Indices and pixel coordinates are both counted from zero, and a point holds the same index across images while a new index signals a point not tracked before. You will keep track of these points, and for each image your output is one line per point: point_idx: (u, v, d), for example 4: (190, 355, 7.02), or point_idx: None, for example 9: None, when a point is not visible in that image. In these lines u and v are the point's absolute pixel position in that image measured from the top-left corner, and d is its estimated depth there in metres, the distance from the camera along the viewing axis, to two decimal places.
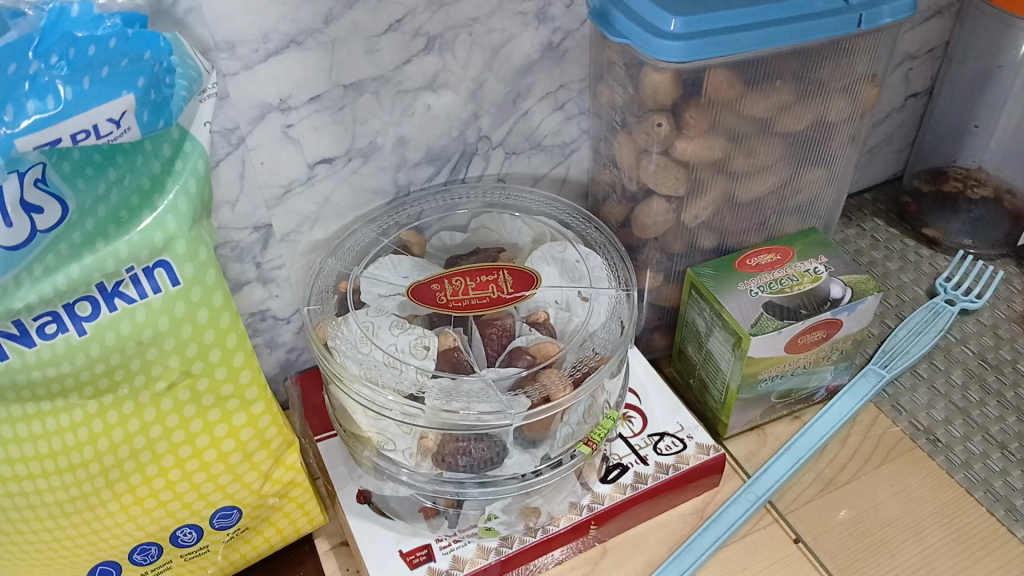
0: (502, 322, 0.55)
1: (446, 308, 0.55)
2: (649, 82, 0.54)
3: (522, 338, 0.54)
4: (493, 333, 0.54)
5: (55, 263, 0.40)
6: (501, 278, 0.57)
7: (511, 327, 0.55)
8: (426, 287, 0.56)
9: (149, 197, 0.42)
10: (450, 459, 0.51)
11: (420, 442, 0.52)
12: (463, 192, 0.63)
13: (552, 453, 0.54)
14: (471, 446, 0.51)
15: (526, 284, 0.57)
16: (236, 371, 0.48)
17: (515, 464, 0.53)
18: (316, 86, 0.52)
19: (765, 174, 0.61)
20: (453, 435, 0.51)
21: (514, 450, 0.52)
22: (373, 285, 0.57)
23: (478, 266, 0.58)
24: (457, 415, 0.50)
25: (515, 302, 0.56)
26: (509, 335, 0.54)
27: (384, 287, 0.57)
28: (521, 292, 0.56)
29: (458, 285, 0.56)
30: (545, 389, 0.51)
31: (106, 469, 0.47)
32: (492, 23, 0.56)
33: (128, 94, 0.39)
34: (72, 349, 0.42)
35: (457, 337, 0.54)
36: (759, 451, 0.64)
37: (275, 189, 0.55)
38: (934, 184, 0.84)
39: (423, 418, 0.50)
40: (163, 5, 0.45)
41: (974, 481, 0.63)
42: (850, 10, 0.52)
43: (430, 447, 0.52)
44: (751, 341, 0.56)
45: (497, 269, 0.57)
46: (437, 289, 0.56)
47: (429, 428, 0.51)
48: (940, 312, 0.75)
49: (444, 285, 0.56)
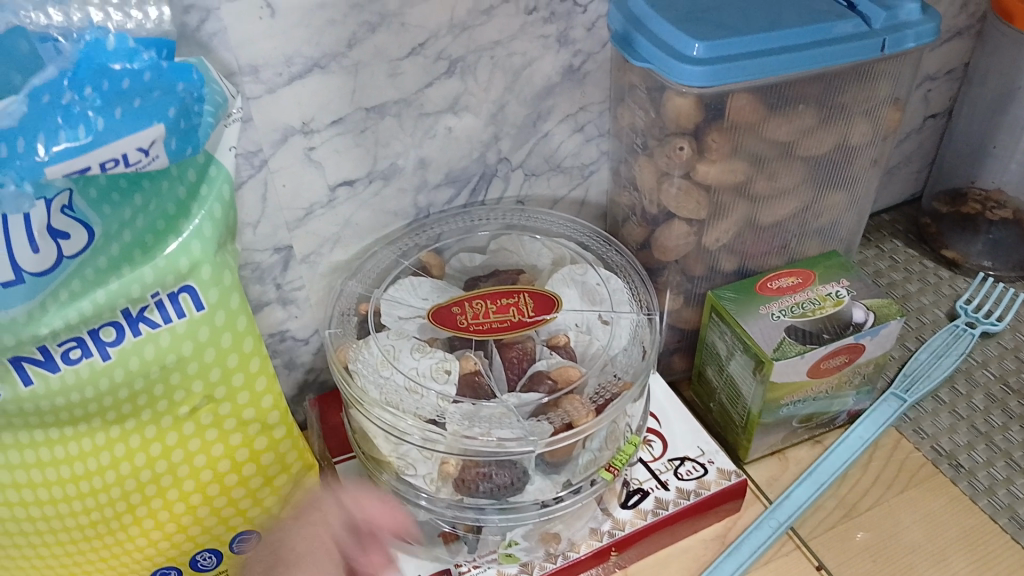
0: (523, 346, 0.55)
1: (467, 331, 0.55)
2: (672, 106, 0.54)
3: (543, 362, 0.54)
4: (514, 356, 0.54)
5: (80, 289, 0.40)
6: (522, 301, 0.56)
7: (531, 351, 0.55)
8: (446, 309, 0.56)
9: (175, 223, 0.42)
10: (471, 484, 0.51)
11: (442, 468, 0.51)
12: (482, 213, 0.62)
13: (574, 479, 0.53)
14: (494, 471, 0.50)
15: (546, 307, 0.56)
16: (258, 396, 0.48)
17: (536, 490, 0.52)
18: (339, 109, 0.52)
19: (787, 197, 0.60)
20: (475, 461, 0.50)
21: (537, 475, 0.52)
22: (394, 308, 0.56)
23: (497, 288, 0.57)
24: (478, 439, 0.49)
25: (536, 325, 0.56)
26: (530, 359, 0.54)
27: (405, 310, 0.56)
28: (542, 316, 0.56)
29: (478, 308, 0.56)
30: (567, 414, 0.50)
31: (126, 493, 0.47)
32: (514, 46, 0.56)
33: (159, 124, 0.38)
34: (96, 373, 0.42)
35: (477, 360, 0.54)
36: (780, 476, 0.64)
37: (296, 211, 0.55)
38: (953, 205, 0.84)
39: (444, 444, 0.50)
40: (189, 28, 0.45)
41: (998, 507, 0.62)
42: (873, 34, 0.52)
43: (451, 472, 0.51)
44: (774, 366, 0.56)
45: (517, 292, 0.57)
46: (458, 312, 0.56)
47: (449, 454, 0.50)
48: (961, 335, 0.74)
49: (465, 308, 0.56)
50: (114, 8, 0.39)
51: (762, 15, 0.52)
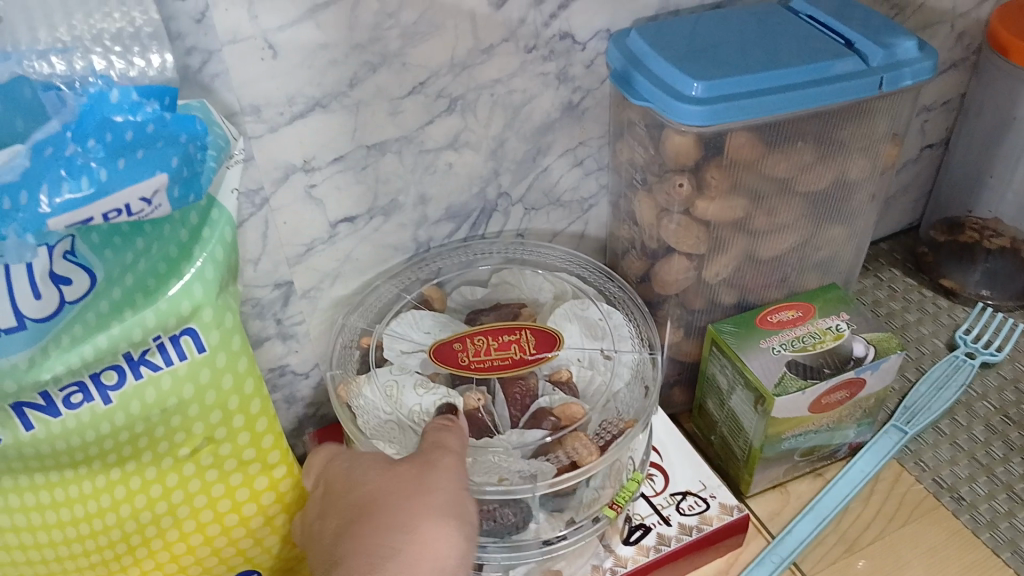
0: (525, 382, 0.55)
1: (468, 369, 0.55)
2: (671, 144, 0.55)
3: (545, 399, 0.54)
4: (516, 392, 0.54)
5: (82, 333, 0.40)
6: (524, 338, 0.56)
7: (534, 387, 0.55)
8: (448, 347, 0.56)
9: (177, 265, 0.42)
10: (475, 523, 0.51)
11: None
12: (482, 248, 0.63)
13: (577, 517, 0.53)
14: (499, 511, 0.50)
15: (548, 344, 0.56)
16: (258, 436, 0.48)
17: (537, 529, 0.52)
18: (340, 147, 0.53)
19: (786, 232, 0.61)
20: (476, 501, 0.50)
21: (539, 513, 0.52)
22: (396, 342, 0.57)
23: (500, 324, 0.57)
24: (479, 476, 0.49)
25: (537, 363, 0.56)
26: (532, 395, 0.54)
27: (407, 344, 0.57)
28: (543, 353, 0.56)
29: (481, 344, 0.56)
30: (571, 452, 0.51)
31: (126, 535, 0.47)
32: (514, 83, 0.56)
33: (162, 172, 0.38)
34: (97, 418, 0.42)
35: (480, 397, 0.54)
36: (782, 510, 0.64)
37: (297, 247, 0.56)
38: (950, 234, 0.84)
39: None
40: (191, 70, 0.45)
41: (1000, 541, 0.62)
42: (871, 72, 0.53)
43: None
44: (775, 402, 0.55)
45: (519, 328, 0.57)
46: (459, 348, 0.56)
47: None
48: (960, 365, 0.74)
49: (466, 345, 0.56)
50: (117, 55, 0.40)
51: (760, 54, 0.53)
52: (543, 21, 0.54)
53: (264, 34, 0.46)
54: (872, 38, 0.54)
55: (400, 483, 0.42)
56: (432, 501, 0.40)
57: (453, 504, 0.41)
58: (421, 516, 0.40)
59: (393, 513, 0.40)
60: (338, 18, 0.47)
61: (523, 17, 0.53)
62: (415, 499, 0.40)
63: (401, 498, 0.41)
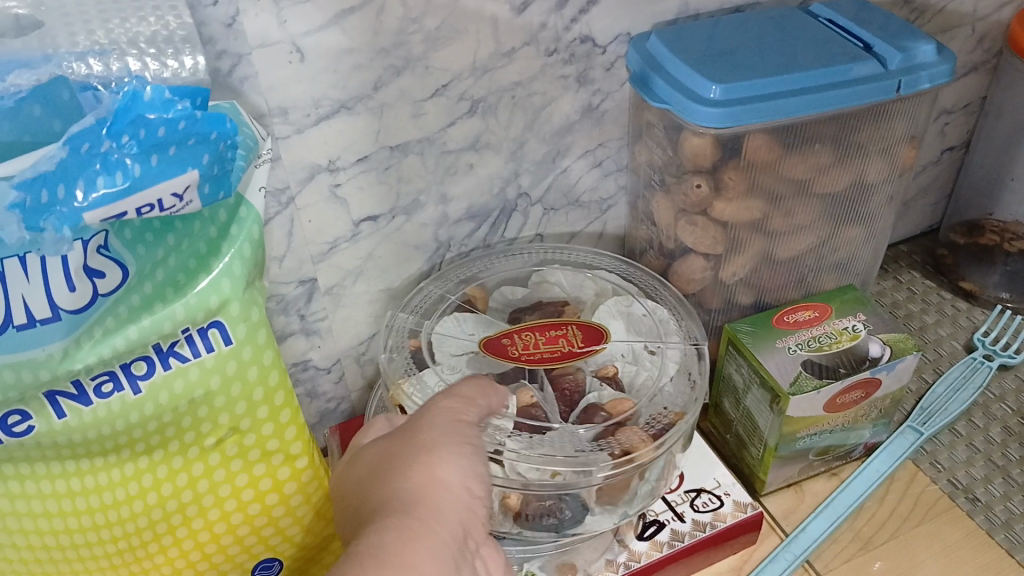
0: (573, 377, 0.56)
1: (518, 361, 0.56)
2: (689, 145, 0.55)
3: (593, 394, 0.55)
4: (566, 386, 0.55)
5: (114, 325, 0.42)
6: (571, 332, 0.58)
7: (582, 382, 0.56)
8: (497, 342, 0.57)
9: (205, 261, 0.43)
10: (533, 516, 0.52)
11: (503, 502, 0.52)
12: (518, 249, 0.64)
13: (631, 509, 0.54)
14: (555, 505, 0.52)
15: (595, 338, 0.58)
16: (282, 428, 0.49)
17: (593, 521, 0.54)
18: (364, 148, 0.54)
19: (803, 233, 0.61)
20: (534, 494, 0.51)
21: (596, 506, 0.53)
22: (443, 343, 0.58)
23: (544, 321, 0.59)
24: (531, 471, 0.50)
25: (586, 356, 0.57)
26: (581, 391, 0.55)
27: (454, 345, 0.58)
28: (592, 346, 0.57)
29: (528, 340, 0.57)
30: (625, 446, 0.51)
31: (152, 522, 0.48)
32: (534, 86, 0.57)
33: (193, 170, 0.40)
34: (127, 407, 0.43)
35: (532, 392, 0.54)
36: (796, 509, 0.64)
37: (321, 245, 0.57)
38: (970, 236, 0.84)
39: (502, 477, 0.50)
40: (221, 73, 0.47)
41: (1015, 542, 0.62)
42: (889, 75, 0.53)
43: (513, 505, 0.52)
44: (790, 400, 0.56)
45: (565, 324, 0.59)
46: (508, 343, 0.57)
47: (508, 488, 0.51)
48: (978, 367, 0.75)
49: (515, 340, 0.57)
50: (151, 57, 0.41)
51: (778, 57, 0.54)
52: (564, 25, 0.55)
53: (292, 39, 0.47)
54: (889, 41, 0.55)
55: (397, 440, 0.43)
56: (425, 444, 0.41)
57: (445, 440, 0.42)
58: (417, 456, 0.41)
59: (392, 466, 0.41)
60: (363, 23, 0.49)
61: (545, 21, 0.54)
62: (410, 448, 0.41)
63: (398, 452, 0.42)
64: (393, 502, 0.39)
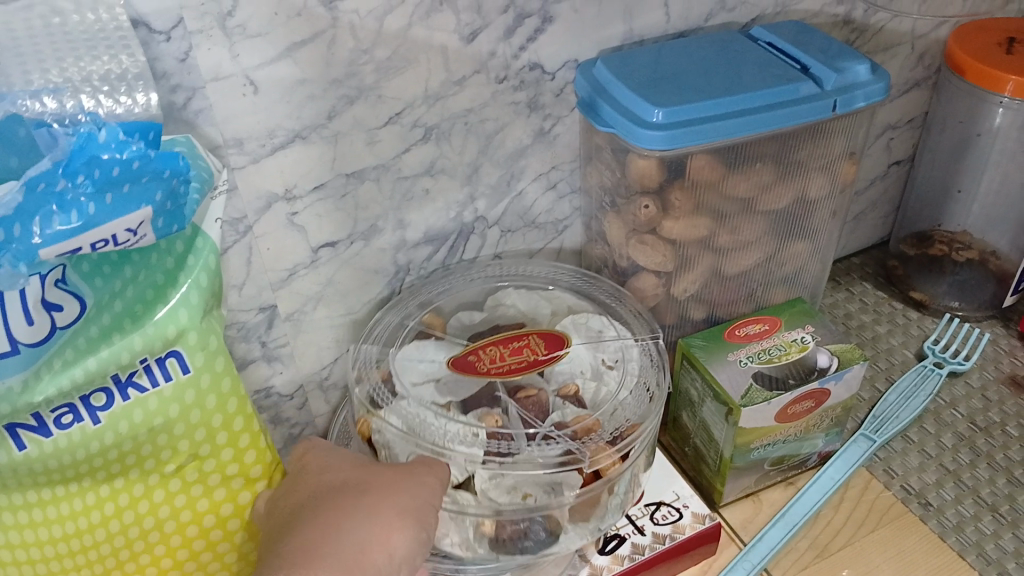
0: (538, 398, 0.56)
1: (489, 374, 0.57)
2: (635, 167, 0.57)
3: (558, 414, 0.55)
4: (531, 406, 0.55)
5: (72, 356, 0.43)
6: (533, 342, 0.59)
7: (546, 403, 0.56)
8: (464, 359, 0.58)
9: (163, 292, 0.44)
10: (509, 542, 0.53)
11: (477, 528, 0.53)
12: (479, 270, 0.65)
13: (603, 525, 0.56)
14: (529, 528, 0.53)
15: (557, 344, 0.59)
16: (242, 451, 0.50)
17: (566, 542, 0.54)
18: (320, 175, 0.55)
19: (751, 249, 0.63)
20: (506, 518, 0.52)
21: (570, 527, 0.54)
22: (406, 373, 0.57)
23: (506, 334, 0.60)
24: (503, 497, 0.52)
25: (552, 361, 0.58)
26: (546, 412, 0.55)
27: (418, 374, 0.57)
28: (555, 352, 0.59)
29: (494, 353, 0.58)
30: (595, 463, 0.53)
31: (116, 549, 0.48)
32: (486, 112, 0.59)
33: (147, 206, 0.41)
34: (87, 437, 0.44)
35: (500, 417, 0.55)
36: (754, 518, 0.66)
37: (280, 272, 0.58)
38: (920, 247, 0.86)
39: (474, 506, 0.52)
40: (175, 107, 0.48)
41: (966, 544, 0.64)
42: (824, 95, 0.56)
43: (487, 531, 0.53)
44: (742, 412, 0.58)
45: (526, 335, 0.60)
46: (475, 359, 0.58)
47: (481, 515, 0.52)
48: (928, 375, 0.77)
49: (480, 356, 0.58)
50: (105, 95, 0.43)
51: (720, 80, 0.56)
52: (512, 53, 0.57)
53: (244, 72, 0.49)
54: (825, 63, 0.57)
55: (373, 485, 0.47)
56: (394, 505, 0.46)
57: (419, 511, 0.46)
58: (382, 512, 0.46)
59: (359, 506, 0.46)
60: (315, 55, 0.50)
61: (493, 49, 0.56)
62: (380, 499, 0.46)
63: (371, 495, 0.47)
64: (343, 544, 0.44)
